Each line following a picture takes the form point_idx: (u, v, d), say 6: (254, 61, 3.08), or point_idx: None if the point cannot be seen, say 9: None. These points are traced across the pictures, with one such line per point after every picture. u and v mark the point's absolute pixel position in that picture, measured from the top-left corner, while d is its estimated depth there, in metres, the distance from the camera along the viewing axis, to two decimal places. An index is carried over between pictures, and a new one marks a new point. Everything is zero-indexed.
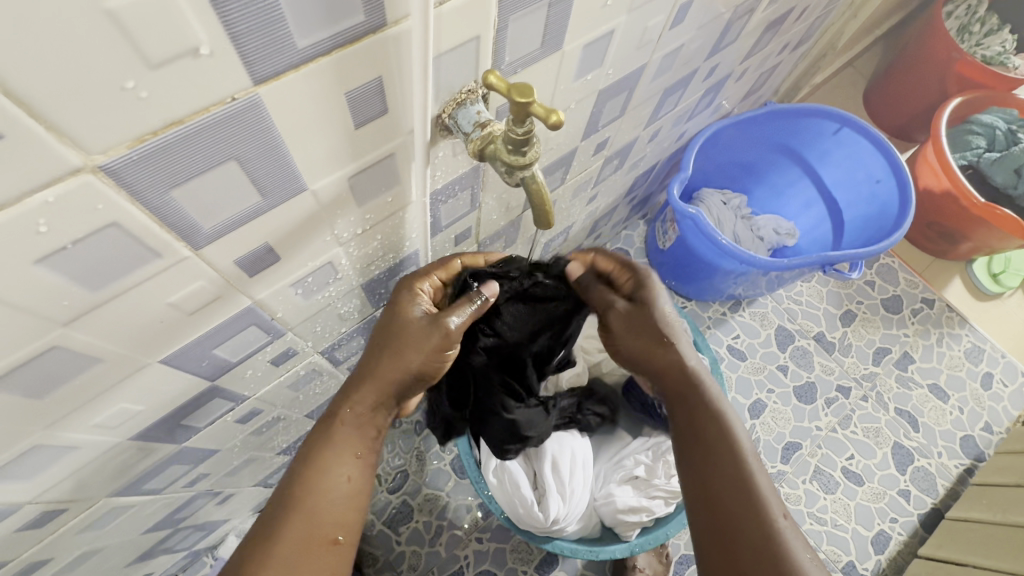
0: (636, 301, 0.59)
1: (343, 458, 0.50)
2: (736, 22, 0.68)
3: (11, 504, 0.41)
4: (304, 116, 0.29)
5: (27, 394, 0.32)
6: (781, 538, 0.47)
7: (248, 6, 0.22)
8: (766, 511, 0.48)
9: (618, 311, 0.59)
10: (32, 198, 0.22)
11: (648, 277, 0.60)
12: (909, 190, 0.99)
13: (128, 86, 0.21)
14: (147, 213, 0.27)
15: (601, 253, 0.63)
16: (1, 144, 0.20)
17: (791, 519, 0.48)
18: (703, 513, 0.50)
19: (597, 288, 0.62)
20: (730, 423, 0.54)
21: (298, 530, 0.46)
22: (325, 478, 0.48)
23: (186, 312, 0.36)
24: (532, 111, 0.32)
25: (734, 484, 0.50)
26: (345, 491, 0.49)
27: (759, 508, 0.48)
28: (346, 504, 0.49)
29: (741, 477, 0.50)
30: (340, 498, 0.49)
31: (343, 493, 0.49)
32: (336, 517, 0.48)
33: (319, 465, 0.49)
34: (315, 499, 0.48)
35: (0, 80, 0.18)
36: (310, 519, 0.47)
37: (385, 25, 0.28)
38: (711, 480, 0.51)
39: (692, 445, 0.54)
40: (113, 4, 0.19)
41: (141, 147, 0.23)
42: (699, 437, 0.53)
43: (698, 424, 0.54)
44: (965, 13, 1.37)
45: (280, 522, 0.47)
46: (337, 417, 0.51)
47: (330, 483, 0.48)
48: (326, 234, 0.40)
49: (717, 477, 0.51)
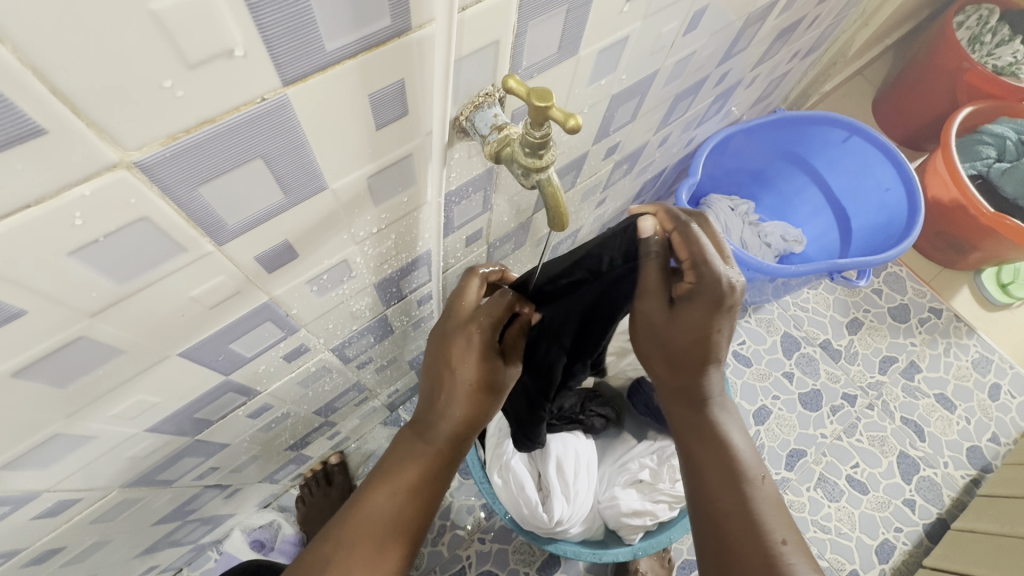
0: (676, 311, 0.50)
1: (422, 481, 0.52)
2: (748, 29, 0.69)
3: (28, 491, 0.41)
4: (329, 118, 0.30)
5: (51, 383, 0.33)
6: (777, 562, 0.45)
7: (282, 9, 0.23)
8: (765, 532, 0.47)
9: (651, 307, 0.51)
10: (71, 192, 0.23)
11: (721, 295, 0.47)
12: (918, 198, 0.99)
13: (166, 85, 0.22)
14: (176, 208, 0.27)
15: (692, 233, 0.48)
16: (43, 139, 0.20)
17: (790, 543, 0.47)
18: (705, 535, 0.50)
19: (652, 270, 0.50)
20: (728, 438, 0.53)
21: (378, 549, 0.49)
22: (405, 501, 0.51)
23: (206, 306, 0.36)
24: (550, 114, 0.32)
25: (731, 503, 0.49)
26: (417, 514, 0.52)
27: (758, 529, 0.47)
28: (418, 528, 0.52)
29: (739, 496, 0.49)
30: (412, 521, 0.51)
31: (417, 516, 0.52)
32: (409, 537, 0.51)
33: (398, 488, 0.51)
34: (394, 520, 0.50)
35: (47, 77, 0.19)
36: (387, 539, 0.49)
37: (409, 30, 0.28)
38: (708, 500, 0.51)
39: (690, 464, 0.54)
40: (156, 5, 0.19)
41: (174, 144, 0.24)
42: (698, 455, 0.53)
43: (695, 442, 0.54)
44: (976, 24, 1.37)
45: (363, 536, 0.49)
46: (428, 444, 0.53)
47: (409, 505, 0.51)
48: (343, 232, 0.41)
49: (714, 497, 0.50)
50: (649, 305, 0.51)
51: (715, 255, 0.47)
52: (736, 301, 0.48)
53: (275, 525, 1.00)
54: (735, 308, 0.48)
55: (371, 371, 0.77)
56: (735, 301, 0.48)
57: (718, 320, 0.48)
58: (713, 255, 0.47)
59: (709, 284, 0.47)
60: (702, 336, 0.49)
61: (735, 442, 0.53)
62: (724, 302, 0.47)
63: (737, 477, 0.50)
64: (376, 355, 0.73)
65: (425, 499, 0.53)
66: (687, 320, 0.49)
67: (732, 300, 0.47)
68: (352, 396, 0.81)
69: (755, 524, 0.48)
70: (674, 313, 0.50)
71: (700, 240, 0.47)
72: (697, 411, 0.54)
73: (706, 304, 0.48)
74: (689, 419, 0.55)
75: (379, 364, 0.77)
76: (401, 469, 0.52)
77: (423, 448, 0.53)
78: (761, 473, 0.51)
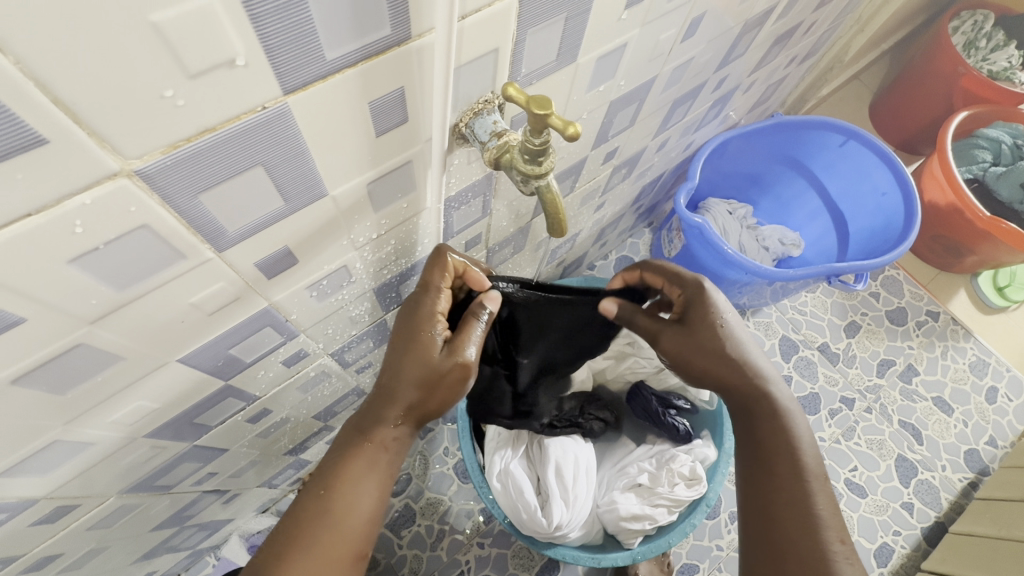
0: (687, 318, 0.58)
1: (373, 473, 0.49)
2: (746, 35, 0.69)
3: (26, 498, 0.41)
4: (328, 126, 0.30)
5: (50, 390, 0.33)
6: (831, 555, 0.47)
7: (284, 18, 0.23)
8: (820, 524, 0.49)
9: (666, 330, 0.58)
10: (71, 201, 0.23)
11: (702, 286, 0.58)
12: (914, 202, 1.00)
13: (166, 94, 0.22)
14: (176, 216, 0.27)
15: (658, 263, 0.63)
16: (45, 149, 0.20)
17: (846, 541, 0.48)
18: (758, 519, 0.52)
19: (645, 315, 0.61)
20: (796, 435, 0.54)
21: (324, 545, 0.46)
22: (347, 496, 0.48)
23: (205, 312, 0.36)
24: (550, 122, 0.32)
25: (792, 496, 0.50)
26: (372, 508, 0.49)
27: (813, 520, 0.49)
28: (367, 523, 0.48)
29: (801, 489, 0.51)
30: (360, 518, 0.48)
31: (366, 511, 0.48)
32: (359, 532, 0.48)
33: (346, 481, 0.48)
34: (343, 514, 0.47)
35: (49, 88, 0.19)
36: (335, 536, 0.46)
37: (409, 38, 0.29)
38: (770, 488, 0.52)
39: (756, 451, 0.55)
40: (158, 17, 0.19)
41: (174, 153, 0.24)
42: (765, 445, 0.54)
43: (765, 433, 0.55)
44: (971, 29, 1.38)
45: (303, 536, 0.46)
46: (366, 434, 0.50)
47: (354, 501, 0.48)
48: (343, 238, 0.41)
49: (776, 487, 0.52)
50: (670, 330, 0.58)
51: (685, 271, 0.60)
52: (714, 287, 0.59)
53: (273, 530, 0.99)
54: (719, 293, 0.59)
55: (370, 376, 0.77)
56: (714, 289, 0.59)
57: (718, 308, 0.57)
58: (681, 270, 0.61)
59: (691, 287, 0.59)
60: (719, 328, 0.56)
61: (801, 439, 0.54)
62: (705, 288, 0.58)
63: (801, 471, 0.52)
64: (376, 360, 0.73)
65: (379, 491, 0.49)
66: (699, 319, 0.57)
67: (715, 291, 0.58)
68: (351, 400, 0.81)
69: (813, 519, 0.49)
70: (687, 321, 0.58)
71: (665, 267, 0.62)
72: (759, 404, 0.56)
73: (699, 296, 0.58)
74: (747, 408, 0.57)
75: (378, 369, 0.77)
76: (339, 463, 0.49)
77: (361, 440, 0.50)
78: (822, 471, 0.53)
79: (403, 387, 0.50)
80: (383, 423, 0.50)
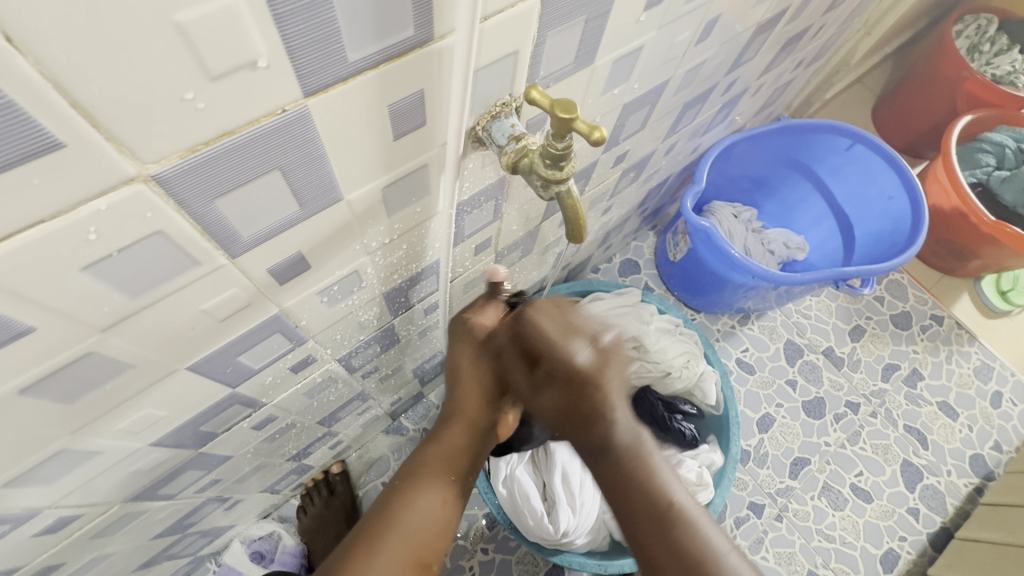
0: (540, 387, 0.54)
1: (439, 483, 0.55)
2: (757, 39, 0.69)
3: (30, 509, 0.40)
4: (345, 129, 0.29)
5: (57, 400, 0.32)
6: None
7: (308, 19, 0.22)
8: (693, 559, 0.47)
9: (519, 382, 0.56)
10: (86, 207, 0.22)
11: (575, 372, 0.52)
12: (922, 206, 0.99)
13: (187, 97, 0.21)
14: (191, 222, 0.27)
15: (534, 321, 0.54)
16: (61, 153, 0.20)
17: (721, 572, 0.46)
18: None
19: (518, 369, 0.56)
20: (651, 477, 0.50)
21: (395, 547, 0.50)
22: (419, 495, 0.53)
23: (216, 319, 0.35)
24: (575, 126, 0.31)
25: (666, 553, 0.48)
26: (437, 513, 0.53)
27: (693, 563, 0.47)
28: (436, 527, 0.53)
29: (668, 540, 0.48)
30: (429, 521, 0.52)
31: (435, 516, 0.53)
32: (428, 534, 0.52)
33: (415, 488, 0.53)
34: (413, 517, 0.52)
35: (68, 90, 0.18)
36: (411, 536, 0.51)
37: (431, 40, 0.28)
38: (646, 556, 0.49)
39: (621, 520, 0.50)
40: (181, 17, 0.19)
41: (192, 157, 0.23)
42: (627, 511, 0.50)
43: (616, 496, 0.50)
44: (975, 33, 1.38)
45: (381, 528, 0.50)
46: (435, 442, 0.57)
47: (424, 503, 0.53)
48: (355, 243, 0.40)
49: (646, 537, 0.49)
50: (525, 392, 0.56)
51: (553, 341, 0.53)
52: (585, 368, 0.52)
53: (275, 537, 0.98)
54: (591, 379, 0.51)
55: (375, 380, 0.76)
56: (585, 372, 0.52)
57: (579, 394, 0.52)
58: (552, 338, 0.53)
59: (557, 367, 0.52)
60: (570, 404, 0.53)
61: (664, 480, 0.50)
62: (574, 373, 0.52)
63: (665, 520, 0.48)
64: (382, 365, 0.72)
65: (443, 499, 0.54)
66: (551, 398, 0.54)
67: (584, 372, 0.52)
68: (356, 405, 0.80)
69: (693, 561, 0.47)
70: (538, 390, 0.54)
71: (539, 329, 0.53)
72: (607, 461, 0.51)
73: (563, 380, 0.52)
74: (602, 476, 0.51)
75: (383, 373, 0.76)
76: (411, 468, 0.55)
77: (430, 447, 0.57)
78: (676, 498, 0.49)
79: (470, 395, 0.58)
80: (450, 431, 0.57)
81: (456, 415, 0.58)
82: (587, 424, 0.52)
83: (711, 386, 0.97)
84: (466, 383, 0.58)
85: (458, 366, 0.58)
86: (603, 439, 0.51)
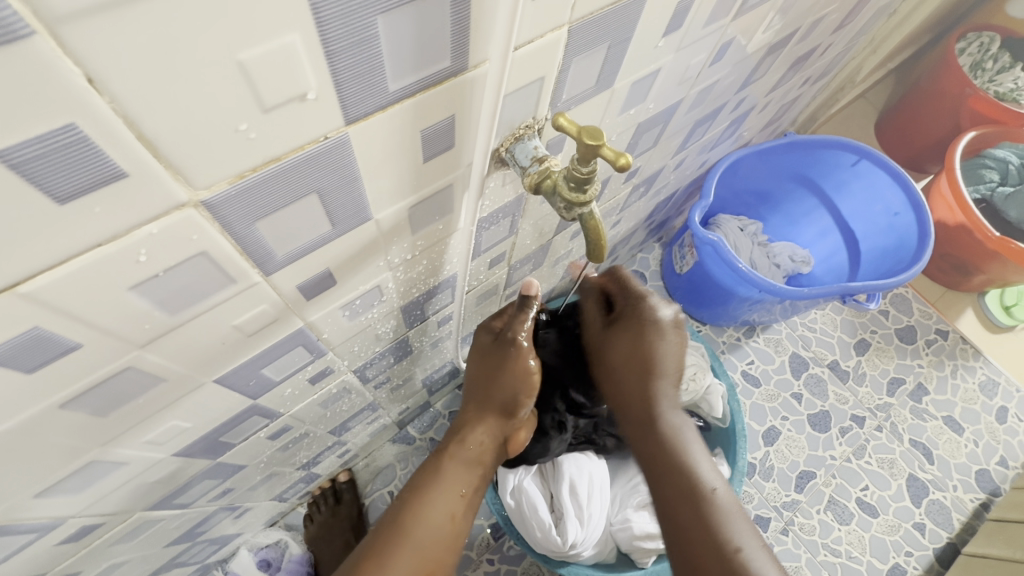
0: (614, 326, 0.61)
1: (450, 496, 0.55)
2: (766, 59, 0.70)
3: (56, 518, 0.41)
4: (379, 153, 0.30)
5: (93, 413, 0.33)
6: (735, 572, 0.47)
7: (356, 54, 0.23)
8: (721, 541, 0.49)
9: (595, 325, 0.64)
10: (139, 230, 0.23)
11: (645, 318, 0.59)
12: (927, 222, 1.00)
13: (240, 128, 0.22)
14: (232, 242, 0.28)
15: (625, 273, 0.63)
16: (123, 182, 0.21)
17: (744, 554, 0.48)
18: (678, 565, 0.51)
19: (594, 308, 0.65)
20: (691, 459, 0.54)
21: (406, 558, 0.50)
22: (430, 507, 0.54)
23: (245, 334, 0.36)
24: (600, 153, 0.33)
25: (697, 529, 0.50)
26: (444, 525, 0.54)
27: (721, 544, 0.48)
28: (447, 538, 0.53)
29: (701, 520, 0.50)
30: (439, 533, 0.53)
31: (444, 528, 0.53)
32: (436, 545, 0.52)
33: (425, 501, 0.54)
34: (423, 530, 0.52)
35: (136, 123, 0.19)
36: (420, 547, 0.51)
37: (465, 69, 0.29)
38: (677, 533, 0.51)
39: (658, 495, 0.54)
40: (244, 56, 0.20)
41: (240, 183, 0.24)
42: (663, 486, 0.54)
43: (658, 470, 0.55)
44: (978, 50, 1.40)
45: (393, 537, 0.51)
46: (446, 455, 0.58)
47: (434, 515, 0.53)
48: (379, 259, 0.41)
49: (675, 508, 0.52)
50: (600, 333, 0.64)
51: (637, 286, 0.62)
52: (660, 320, 0.58)
53: (282, 545, 0.98)
54: (660, 327, 0.58)
55: (386, 390, 0.77)
56: (655, 320, 0.59)
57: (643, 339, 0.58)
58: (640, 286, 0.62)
59: (630, 306, 0.61)
60: (635, 352, 0.58)
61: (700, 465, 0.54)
62: (645, 322, 0.58)
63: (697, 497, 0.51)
64: (394, 375, 0.73)
65: (451, 512, 0.55)
66: (621, 342, 0.60)
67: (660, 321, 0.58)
68: (365, 415, 0.81)
69: (717, 537, 0.49)
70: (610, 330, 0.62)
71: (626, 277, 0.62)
72: (653, 429, 0.57)
73: (632, 327, 0.59)
74: (651, 446, 0.56)
75: (394, 384, 0.77)
76: (422, 478, 0.56)
77: (442, 458, 0.58)
78: (714, 485, 0.52)
79: (483, 409, 0.60)
80: (462, 444, 0.59)
81: (468, 429, 0.60)
82: (647, 371, 0.57)
83: (717, 399, 0.98)
84: (479, 394, 0.60)
85: (474, 375, 0.60)
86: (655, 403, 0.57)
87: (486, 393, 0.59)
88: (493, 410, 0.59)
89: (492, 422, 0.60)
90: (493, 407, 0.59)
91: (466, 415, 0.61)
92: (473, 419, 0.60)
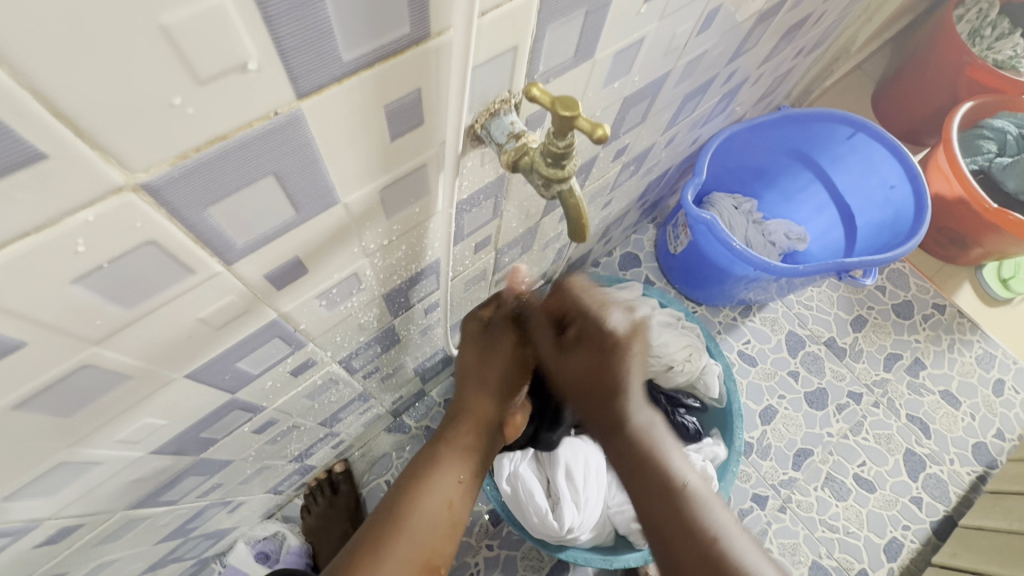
0: (568, 353, 0.54)
1: (446, 483, 0.54)
2: (758, 28, 0.67)
3: (31, 520, 0.40)
4: (337, 129, 0.28)
5: (55, 414, 0.31)
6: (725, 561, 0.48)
7: (299, 18, 0.21)
8: (698, 534, 0.49)
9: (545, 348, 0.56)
10: (73, 218, 0.21)
11: (608, 338, 0.52)
12: (925, 194, 0.98)
13: (175, 103, 0.20)
14: (183, 229, 0.26)
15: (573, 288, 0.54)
16: (45, 165, 0.19)
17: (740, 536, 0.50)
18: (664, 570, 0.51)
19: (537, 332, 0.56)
20: (662, 456, 0.54)
21: (402, 551, 0.50)
22: (429, 498, 0.53)
23: (213, 326, 0.35)
24: (576, 124, 0.31)
25: (676, 532, 0.50)
26: (441, 516, 0.53)
27: (698, 538, 0.49)
28: (447, 529, 0.53)
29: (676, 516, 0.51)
30: (438, 523, 0.52)
31: (442, 518, 0.53)
32: (433, 537, 0.52)
33: (422, 490, 0.53)
34: (420, 520, 0.51)
35: (47, 97, 0.17)
36: (415, 540, 0.51)
37: (428, 37, 0.27)
38: (663, 541, 0.50)
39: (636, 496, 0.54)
40: (166, 19, 0.18)
41: (182, 164, 0.23)
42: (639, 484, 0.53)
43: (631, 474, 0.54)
44: (976, 17, 1.35)
45: (391, 531, 0.50)
46: (443, 440, 0.57)
47: (430, 505, 0.52)
48: (353, 245, 0.39)
49: (659, 521, 0.51)
50: (548, 357, 0.56)
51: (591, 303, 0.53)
52: (621, 339, 0.52)
53: (280, 537, 0.98)
54: (627, 348, 0.52)
55: (376, 380, 0.76)
56: (616, 341, 0.52)
57: (609, 361, 0.52)
58: (596, 307, 0.53)
59: (591, 325, 0.53)
60: (597, 374, 0.53)
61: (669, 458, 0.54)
62: (607, 342, 0.52)
63: (669, 491, 0.52)
64: (383, 364, 0.71)
65: (450, 502, 0.54)
66: (577, 365, 0.53)
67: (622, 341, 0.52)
68: (356, 405, 0.79)
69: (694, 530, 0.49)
70: (565, 354, 0.54)
71: (579, 289, 0.54)
72: (620, 436, 0.55)
73: (593, 347, 0.53)
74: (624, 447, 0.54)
75: (384, 373, 0.76)
76: (419, 464, 0.55)
77: (440, 444, 0.56)
78: (686, 478, 0.53)
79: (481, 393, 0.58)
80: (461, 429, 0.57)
81: (464, 413, 0.58)
82: (598, 386, 0.53)
83: (713, 379, 0.97)
84: (475, 379, 0.59)
85: (467, 363, 0.59)
86: (623, 416, 0.54)
87: (485, 374, 0.59)
88: (490, 394, 0.59)
89: (489, 403, 0.59)
90: (488, 391, 0.59)
91: (462, 397, 0.59)
92: (471, 401, 0.59)
